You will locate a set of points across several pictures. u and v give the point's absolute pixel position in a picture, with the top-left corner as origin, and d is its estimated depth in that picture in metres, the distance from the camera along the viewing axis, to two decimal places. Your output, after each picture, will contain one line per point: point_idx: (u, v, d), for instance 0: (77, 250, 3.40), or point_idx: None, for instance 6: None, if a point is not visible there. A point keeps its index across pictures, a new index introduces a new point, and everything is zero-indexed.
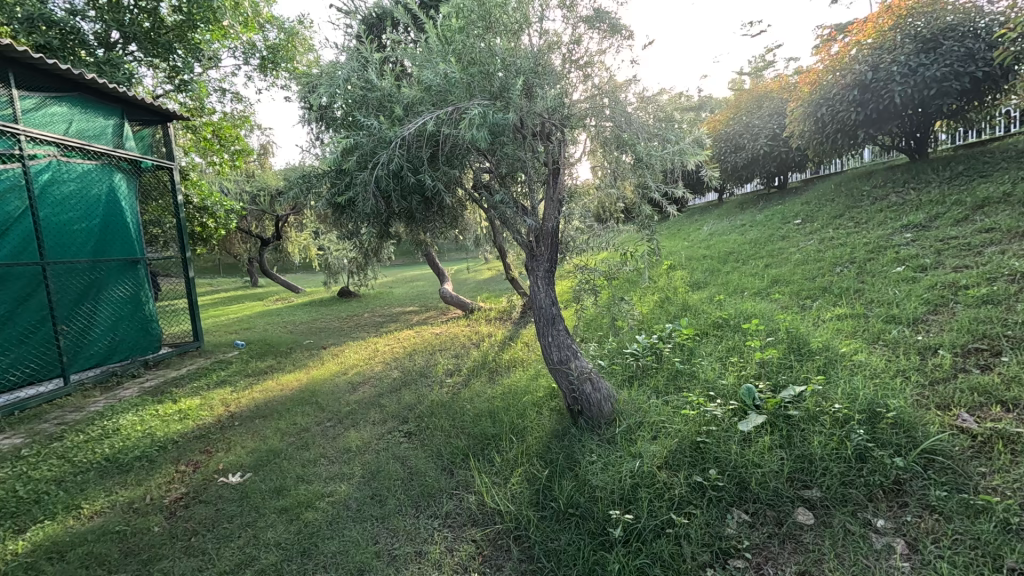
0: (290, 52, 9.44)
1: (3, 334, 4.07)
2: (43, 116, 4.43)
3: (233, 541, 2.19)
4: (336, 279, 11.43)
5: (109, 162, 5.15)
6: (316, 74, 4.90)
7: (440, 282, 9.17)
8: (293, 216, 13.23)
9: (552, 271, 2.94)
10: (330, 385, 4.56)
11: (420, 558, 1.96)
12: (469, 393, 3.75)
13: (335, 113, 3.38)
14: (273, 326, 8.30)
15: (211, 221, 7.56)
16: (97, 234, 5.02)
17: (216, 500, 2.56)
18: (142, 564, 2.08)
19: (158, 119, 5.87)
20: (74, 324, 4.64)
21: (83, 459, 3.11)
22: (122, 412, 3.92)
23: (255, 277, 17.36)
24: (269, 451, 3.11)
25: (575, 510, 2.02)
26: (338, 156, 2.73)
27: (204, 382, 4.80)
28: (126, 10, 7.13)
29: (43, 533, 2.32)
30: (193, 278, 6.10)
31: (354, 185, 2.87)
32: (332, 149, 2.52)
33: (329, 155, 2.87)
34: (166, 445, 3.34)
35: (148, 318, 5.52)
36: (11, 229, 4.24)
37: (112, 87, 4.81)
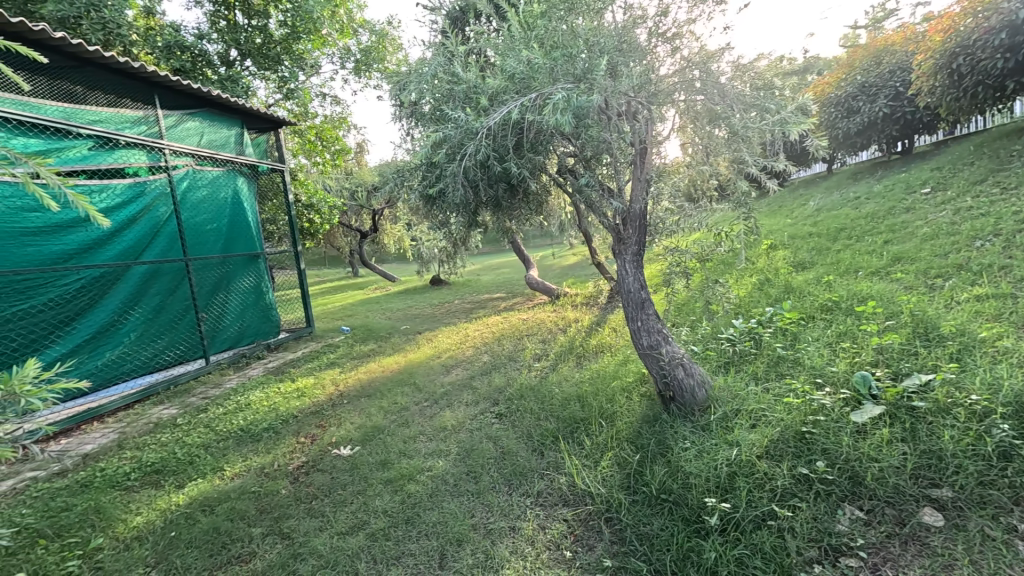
0: (381, 52, 9.96)
1: (159, 320, 4.78)
2: (181, 131, 5.10)
3: (347, 506, 2.42)
4: (428, 268, 12.02)
5: (233, 168, 5.81)
6: (405, 72, 5.14)
7: (526, 268, 9.28)
8: (388, 210, 14.06)
9: (641, 253, 2.86)
10: (425, 368, 4.83)
11: (514, 533, 2.05)
12: (557, 377, 3.79)
13: (424, 108, 3.53)
14: (372, 313, 8.91)
15: (317, 217, 8.26)
16: (226, 232, 5.69)
17: (331, 469, 2.84)
18: (274, 521, 2.37)
19: (270, 126, 6.50)
20: (211, 312, 5.32)
21: (224, 428, 3.60)
22: (252, 389, 4.46)
23: (356, 267, 18.67)
24: (374, 428, 3.38)
25: (668, 496, 1.99)
26: (428, 149, 2.87)
27: (317, 363, 5.32)
28: (242, 30, 7.93)
29: (197, 488, 2.73)
30: (303, 270, 6.74)
31: (443, 177, 2.99)
32: (422, 143, 2.65)
33: (420, 148, 3.02)
34: (288, 419, 3.75)
35: (268, 306, 6.20)
36: (161, 231, 4.90)
37: (234, 100, 5.39)
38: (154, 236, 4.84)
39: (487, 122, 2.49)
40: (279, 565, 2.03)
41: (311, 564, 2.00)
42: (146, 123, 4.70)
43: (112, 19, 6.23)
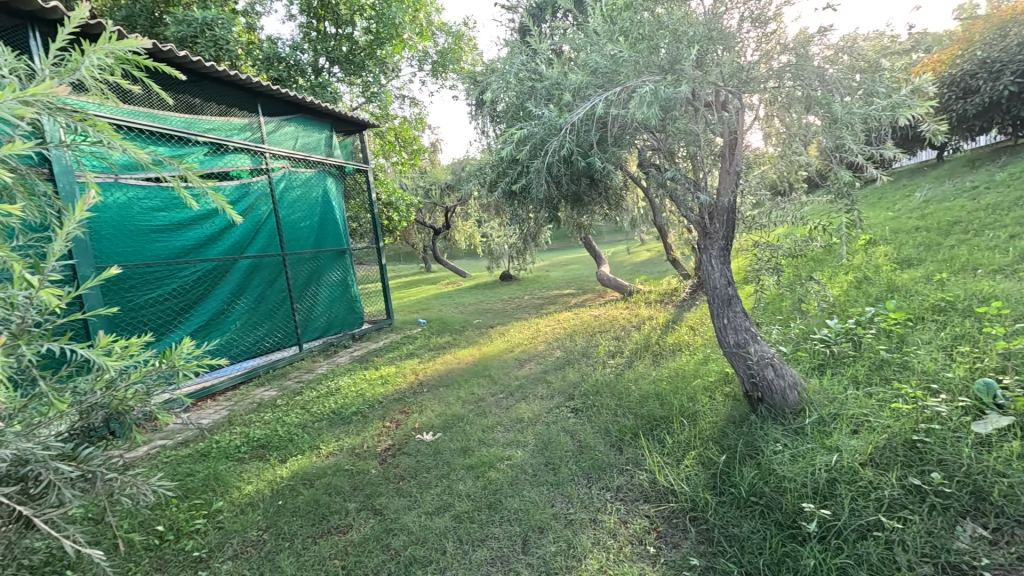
0: (457, 53, 10.24)
1: (260, 309, 5.23)
2: (280, 136, 5.54)
3: (432, 488, 2.55)
4: (498, 264, 12.22)
5: (323, 169, 6.23)
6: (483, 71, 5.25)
7: (598, 264, 9.18)
8: (460, 207, 14.45)
9: (729, 248, 2.77)
10: (499, 361, 4.94)
11: (595, 525, 2.06)
12: (633, 374, 3.74)
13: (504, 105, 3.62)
14: (446, 307, 9.20)
15: (396, 214, 8.66)
16: (316, 229, 6.11)
17: (416, 453, 3.00)
18: (366, 497, 2.54)
19: (356, 129, 6.90)
20: (303, 303, 5.75)
21: (317, 410, 3.89)
22: (340, 376, 4.78)
23: (429, 263, 19.37)
24: (454, 416, 3.53)
25: (759, 499, 1.93)
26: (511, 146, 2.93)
27: (397, 353, 5.60)
28: (331, 39, 8.47)
29: (299, 463, 2.98)
30: (384, 266, 7.10)
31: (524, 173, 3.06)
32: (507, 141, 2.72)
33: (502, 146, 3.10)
34: (374, 404, 3.99)
35: (353, 299, 6.61)
36: (262, 229, 5.34)
37: (325, 106, 5.77)
38: (256, 233, 5.28)
39: (571, 118, 2.52)
40: (373, 538, 2.18)
41: (402, 539, 2.13)
42: (250, 129, 5.15)
43: (223, 36, 6.89)
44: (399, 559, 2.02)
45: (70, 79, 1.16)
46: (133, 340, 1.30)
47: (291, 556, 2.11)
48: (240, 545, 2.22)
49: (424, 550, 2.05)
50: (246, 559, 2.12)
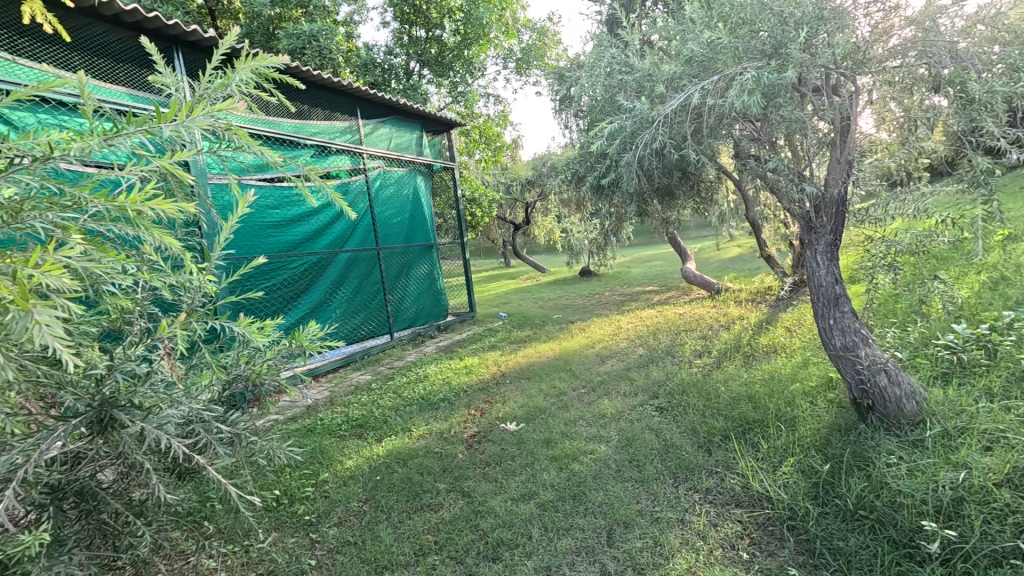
0: (541, 50, 10.32)
1: (357, 299, 5.61)
2: (376, 136, 5.90)
3: (517, 475, 2.63)
4: (578, 259, 12.15)
5: (413, 168, 6.54)
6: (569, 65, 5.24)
7: (684, 260, 8.84)
8: (540, 202, 14.54)
9: (837, 243, 2.61)
10: (580, 356, 4.93)
11: (683, 525, 2.03)
12: (722, 375, 3.59)
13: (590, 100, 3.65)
14: (526, 302, 9.31)
15: (478, 210, 8.91)
16: (407, 225, 6.44)
17: (500, 441, 3.09)
18: (454, 480, 2.67)
19: (444, 128, 7.17)
20: (394, 294, 6.11)
21: (407, 395, 4.13)
22: (427, 364, 5.02)
23: (509, 259, 19.62)
24: (536, 408, 3.59)
25: (869, 513, 1.81)
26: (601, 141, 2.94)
27: (480, 345, 5.77)
28: (422, 43, 8.88)
29: (393, 443, 3.19)
30: (468, 260, 7.34)
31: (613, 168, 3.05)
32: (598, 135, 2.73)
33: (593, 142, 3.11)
34: (459, 392, 4.17)
35: (438, 291, 6.92)
36: (359, 225, 5.70)
37: (416, 107, 6.06)
38: (354, 228, 5.65)
39: (664, 109, 2.49)
40: (463, 518, 2.29)
41: (490, 522, 2.22)
42: (350, 132, 5.53)
43: (326, 46, 7.45)
44: (487, 540, 2.11)
45: (224, 91, 1.34)
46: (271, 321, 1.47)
47: (389, 527, 2.28)
48: (344, 513, 2.43)
49: (511, 534, 2.13)
50: (349, 526, 2.32)
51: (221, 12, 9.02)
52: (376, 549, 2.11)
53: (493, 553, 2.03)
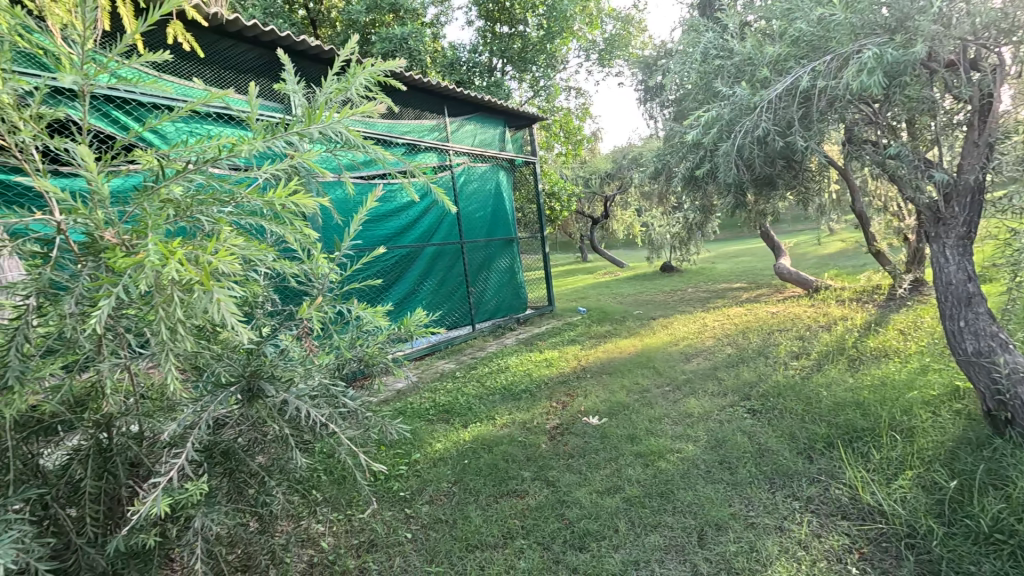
0: (625, 39, 10.12)
1: (442, 291, 5.81)
2: (462, 133, 6.08)
3: (601, 469, 2.62)
4: (658, 254, 11.76)
5: (496, 163, 6.65)
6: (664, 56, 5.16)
7: (777, 256, 8.28)
8: (620, 196, 14.23)
9: (970, 236, 2.31)
10: (664, 354, 4.79)
11: (781, 533, 1.93)
12: (823, 379, 3.34)
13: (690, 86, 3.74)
14: (604, 297, 9.18)
15: (557, 204, 8.92)
16: (489, 219, 6.58)
17: (583, 434, 3.09)
18: (539, 469, 2.72)
19: (526, 122, 7.24)
20: (476, 287, 6.29)
21: (490, 385, 4.26)
22: (508, 356, 5.13)
23: (586, 254, 19.41)
24: (619, 403, 3.55)
25: (1008, 539, 1.67)
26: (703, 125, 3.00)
27: (560, 339, 5.79)
28: (505, 39, 9.04)
29: (478, 430, 3.31)
30: (547, 255, 7.38)
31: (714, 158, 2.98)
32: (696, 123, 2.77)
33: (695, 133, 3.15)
34: (540, 384, 4.22)
35: (518, 285, 7.02)
36: (444, 219, 5.89)
37: (499, 102, 6.15)
38: (439, 223, 5.85)
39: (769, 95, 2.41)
40: (549, 507, 2.33)
41: (575, 512, 2.25)
42: (438, 130, 5.73)
43: (415, 47, 7.78)
44: (574, 529, 2.14)
45: (343, 95, 1.46)
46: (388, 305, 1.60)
47: (478, 509, 2.38)
48: (434, 492, 2.56)
49: (597, 525, 2.13)
50: (440, 505, 2.44)
51: (321, 21, 9.71)
52: (466, 528, 2.21)
53: (580, 543, 2.05)
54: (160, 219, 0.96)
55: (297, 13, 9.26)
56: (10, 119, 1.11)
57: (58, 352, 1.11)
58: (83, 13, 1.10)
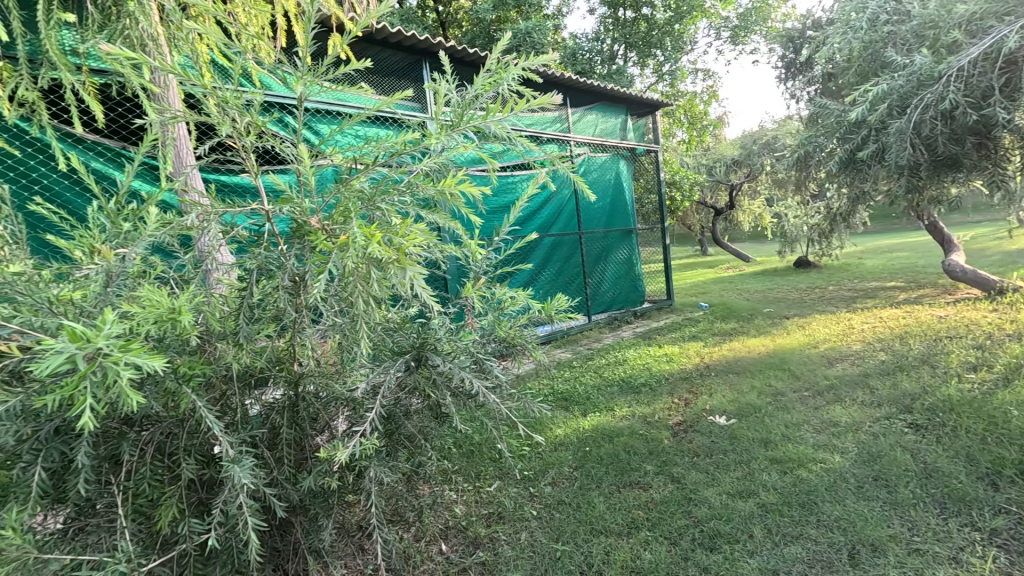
0: (764, 12, 9.40)
1: (559, 280, 5.83)
2: (583, 123, 6.05)
3: (732, 471, 2.49)
4: (792, 248, 10.69)
5: (617, 153, 6.51)
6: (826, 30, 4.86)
7: (947, 251, 7.11)
8: (748, 184, 13.17)
9: None
10: (801, 356, 4.39)
11: (956, 565, 1.72)
12: (1013, 396, 2.83)
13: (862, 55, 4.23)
14: (728, 292, 8.59)
15: (678, 193, 8.52)
16: (608, 210, 6.49)
17: (710, 433, 2.95)
18: (662, 463, 2.66)
19: (649, 109, 7.00)
20: (593, 279, 6.26)
21: (608, 376, 4.24)
22: (625, 348, 5.05)
23: (706, 248, 18.24)
24: (749, 405, 3.34)
25: None
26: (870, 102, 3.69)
27: (680, 334, 5.56)
28: (630, 25, 9.12)
29: (597, 419, 3.32)
30: (668, 247, 7.10)
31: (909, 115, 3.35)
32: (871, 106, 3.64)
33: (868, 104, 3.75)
34: (661, 379, 4.10)
35: (636, 278, 6.87)
36: (564, 210, 5.92)
37: (623, 90, 6.00)
38: (559, 213, 5.88)
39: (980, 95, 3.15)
40: (675, 502, 2.28)
41: (704, 511, 2.17)
42: (559, 121, 5.76)
43: (538, 40, 7.93)
44: (703, 528, 2.08)
45: (493, 89, 1.48)
46: (531, 289, 1.68)
47: (601, 496, 2.40)
48: (557, 475, 2.62)
49: (729, 528, 2.05)
50: (563, 488, 2.50)
51: (450, 23, 10.25)
52: (590, 513, 2.25)
53: (711, 544, 1.99)
54: (355, 208, 1.11)
55: (429, 16, 9.89)
56: (242, 124, 1.35)
57: (267, 320, 1.32)
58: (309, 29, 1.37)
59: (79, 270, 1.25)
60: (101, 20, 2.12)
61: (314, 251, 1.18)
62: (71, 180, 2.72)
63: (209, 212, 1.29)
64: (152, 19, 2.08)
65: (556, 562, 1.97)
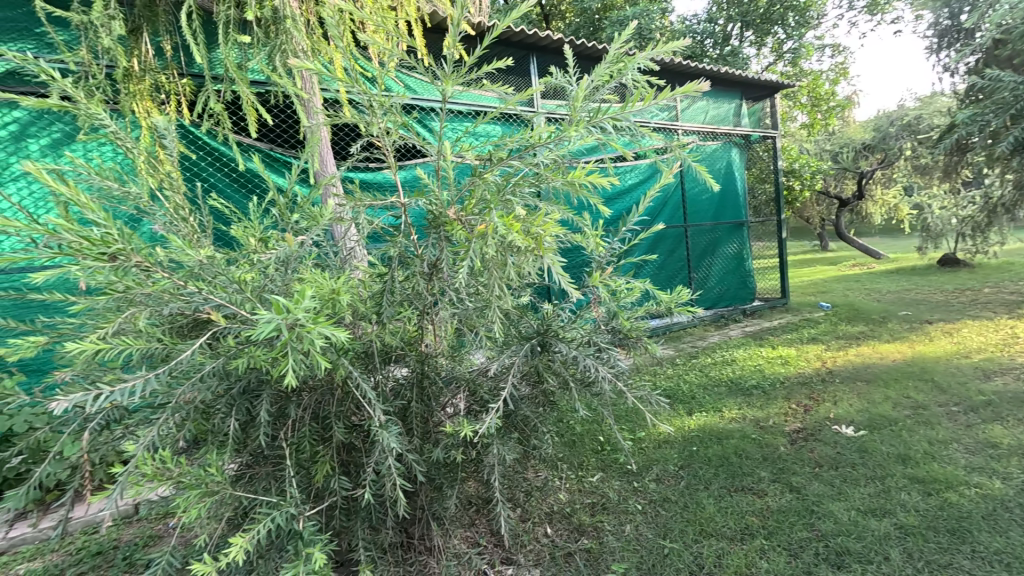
0: None
1: (662, 274, 5.62)
2: (693, 111, 5.79)
3: (863, 486, 2.28)
4: (936, 244, 9.35)
5: (730, 140, 6.12)
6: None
7: None
8: (882, 171, 11.71)
9: None
10: (948, 366, 3.85)
11: None
12: None
13: None
14: (854, 292, 7.74)
15: (797, 183, 7.82)
16: (717, 201, 6.14)
17: (835, 444, 2.71)
18: (778, 471, 2.49)
19: (768, 92, 6.48)
20: (700, 273, 5.96)
21: (716, 376, 4.03)
22: (735, 348, 4.79)
23: (827, 243, 16.48)
24: (882, 416, 3.01)
25: None
26: None
27: (797, 335, 5.13)
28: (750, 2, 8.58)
29: (704, 419, 3.19)
30: (785, 241, 6.55)
31: None
32: None
33: None
34: (776, 382, 3.82)
35: (747, 274, 6.45)
36: (669, 201, 5.67)
37: (739, 73, 5.61)
38: (663, 204, 5.65)
39: None
40: (796, 513, 2.14)
41: (830, 525, 2.02)
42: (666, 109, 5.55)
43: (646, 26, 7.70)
44: (828, 544, 1.93)
45: (614, 80, 1.44)
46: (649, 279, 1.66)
47: (711, 497, 2.31)
48: (662, 472, 2.56)
49: (860, 546, 1.90)
50: (669, 485, 2.44)
51: (553, 15, 10.26)
52: (700, 513, 2.18)
53: (838, 561, 1.85)
54: (489, 201, 1.19)
55: (533, 9, 9.99)
56: (386, 123, 1.46)
57: (405, 304, 1.45)
58: (450, 32, 1.29)
59: (255, 254, 1.46)
60: (264, 36, 2.44)
61: (449, 240, 1.27)
62: (230, 177, 3.12)
63: (358, 205, 1.44)
64: (303, 31, 2.33)
65: (665, 559, 1.94)
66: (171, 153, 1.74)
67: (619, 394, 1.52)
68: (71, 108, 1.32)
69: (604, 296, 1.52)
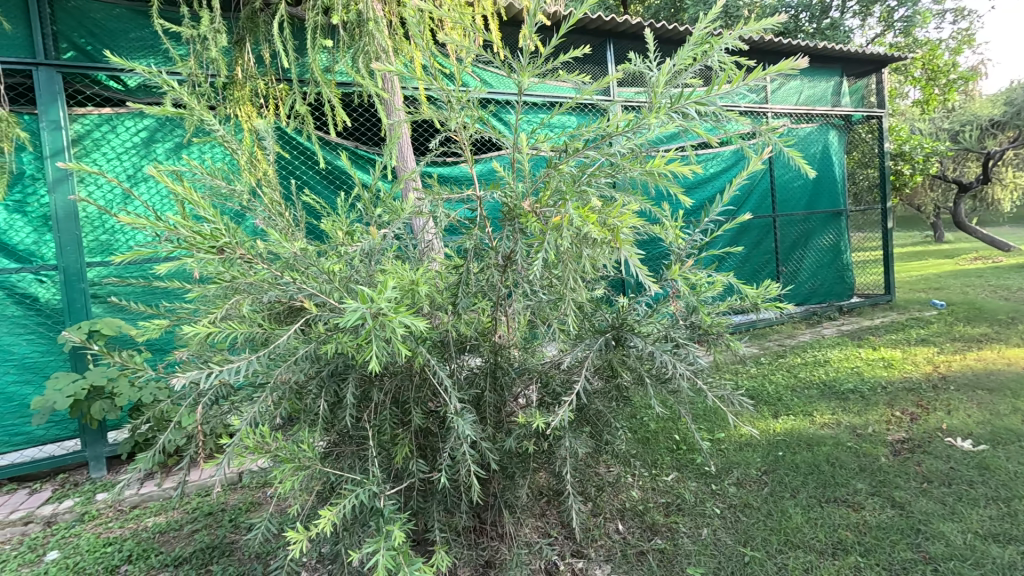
0: None
1: (746, 268, 5.30)
2: (785, 92, 5.37)
3: (981, 507, 2.05)
4: None
5: (828, 121, 5.62)
6: None
7: None
8: (1015, 151, 10.20)
9: None
10: None
11: None
12: None
13: None
14: (975, 289, 6.85)
15: (907, 167, 7.03)
16: (811, 189, 5.66)
17: (948, 458, 2.43)
18: (878, 483, 2.28)
19: (875, 65, 5.86)
20: (790, 266, 5.55)
21: (806, 377, 3.74)
22: (829, 347, 4.43)
23: (942, 234, 14.65)
24: (1008, 431, 2.66)
25: None
26: None
27: (903, 336, 4.64)
28: None
29: (792, 423, 2.98)
30: (891, 231, 5.93)
31: None
32: None
33: None
34: (876, 387, 3.48)
35: (845, 267, 5.92)
36: (756, 189, 5.30)
37: (840, 48, 5.12)
38: (749, 193, 5.29)
39: None
40: (898, 531, 1.95)
41: (939, 548, 1.83)
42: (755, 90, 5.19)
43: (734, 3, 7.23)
44: (937, 568, 1.75)
45: (699, 64, 1.36)
46: (733, 273, 1.57)
47: (798, 507, 2.16)
48: (743, 476, 2.42)
49: None
50: (751, 491, 2.31)
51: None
52: (785, 522, 2.05)
53: None
54: (565, 192, 1.18)
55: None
56: (464, 117, 1.48)
57: (482, 296, 1.48)
58: (526, 23, 1.28)
59: (342, 246, 1.55)
60: (348, 38, 2.55)
61: (523, 232, 1.26)
62: (320, 174, 3.33)
63: (437, 199, 1.48)
64: (384, 32, 2.41)
65: (745, 567, 1.85)
66: (269, 152, 1.88)
67: (697, 393, 1.46)
68: (187, 114, 1.46)
69: (683, 290, 1.46)
